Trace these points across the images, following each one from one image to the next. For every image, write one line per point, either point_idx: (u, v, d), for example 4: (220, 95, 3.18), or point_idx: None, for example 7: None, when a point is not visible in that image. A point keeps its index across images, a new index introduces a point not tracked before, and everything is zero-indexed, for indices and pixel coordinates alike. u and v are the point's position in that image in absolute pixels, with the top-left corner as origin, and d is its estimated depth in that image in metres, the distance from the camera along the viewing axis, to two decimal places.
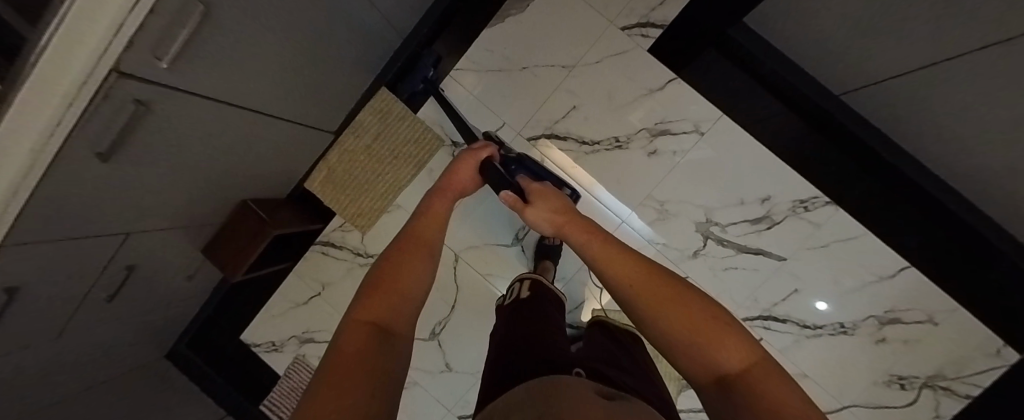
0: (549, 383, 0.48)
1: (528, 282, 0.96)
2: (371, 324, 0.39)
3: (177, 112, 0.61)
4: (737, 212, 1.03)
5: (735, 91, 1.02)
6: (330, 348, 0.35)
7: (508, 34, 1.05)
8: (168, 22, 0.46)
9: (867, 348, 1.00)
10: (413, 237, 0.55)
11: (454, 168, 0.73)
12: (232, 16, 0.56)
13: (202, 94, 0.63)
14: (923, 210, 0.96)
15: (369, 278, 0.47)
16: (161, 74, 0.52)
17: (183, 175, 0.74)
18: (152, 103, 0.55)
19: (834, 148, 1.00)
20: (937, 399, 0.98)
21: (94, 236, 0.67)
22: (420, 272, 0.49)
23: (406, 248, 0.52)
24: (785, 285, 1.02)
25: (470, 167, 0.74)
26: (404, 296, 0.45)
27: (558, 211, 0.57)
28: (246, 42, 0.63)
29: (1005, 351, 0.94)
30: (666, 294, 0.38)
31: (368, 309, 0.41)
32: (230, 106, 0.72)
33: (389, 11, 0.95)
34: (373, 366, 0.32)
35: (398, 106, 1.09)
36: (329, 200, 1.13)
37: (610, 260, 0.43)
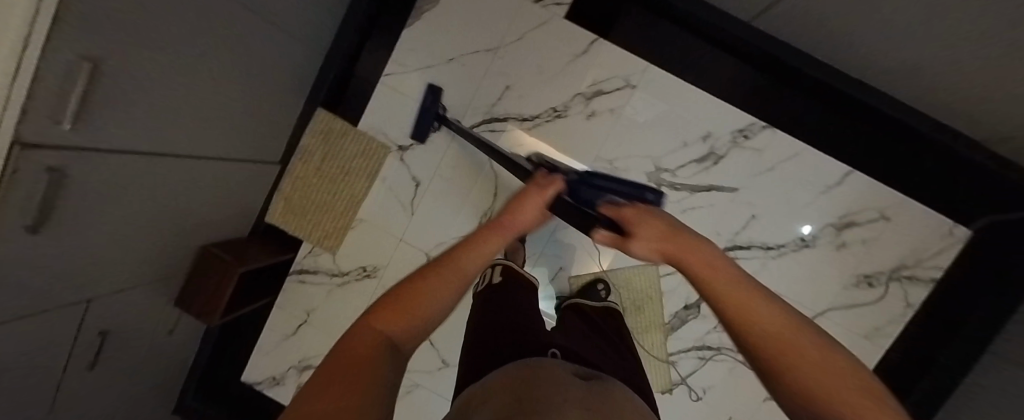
0: (518, 373, 0.50)
1: (499, 267, 0.97)
2: (383, 338, 0.39)
3: (97, 171, 0.61)
4: (682, 154, 1.05)
5: (657, 40, 1.04)
6: (338, 347, 0.37)
7: (427, 30, 1.06)
8: (61, 83, 0.46)
9: (830, 256, 1.04)
10: (450, 254, 0.51)
11: (518, 203, 0.60)
12: (130, 67, 0.57)
13: (109, 149, 0.62)
14: (856, 116, 0.99)
15: (394, 292, 0.45)
16: (65, 136, 0.52)
17: (128, 232, 0.75)
18: (68, 167, 0.55)
19: (761, 73, 1.02)
20: (905, 290, 1.02)
21: (57, 308, 0.68)
22: (446, 296, 0.47)
23: (443, 268, 0.48)
24: (741, 214, 1.05)
25: (537, 201, 0.60)
26: (422, 315, 0.44)
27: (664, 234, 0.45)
28: (148, 87, 0.63)
29: (957, 231, 0.99)
30: (794, 345, 0.31)
31: (384, 317, 0.41)
32: (154, 156, 0.72)
33: (302, 31, 0.95)
34: (371, 379, 0.33)
35: (338, 122, 1.10)
36: (293, 228, 1.15)
37: (732, 295, 0.35)
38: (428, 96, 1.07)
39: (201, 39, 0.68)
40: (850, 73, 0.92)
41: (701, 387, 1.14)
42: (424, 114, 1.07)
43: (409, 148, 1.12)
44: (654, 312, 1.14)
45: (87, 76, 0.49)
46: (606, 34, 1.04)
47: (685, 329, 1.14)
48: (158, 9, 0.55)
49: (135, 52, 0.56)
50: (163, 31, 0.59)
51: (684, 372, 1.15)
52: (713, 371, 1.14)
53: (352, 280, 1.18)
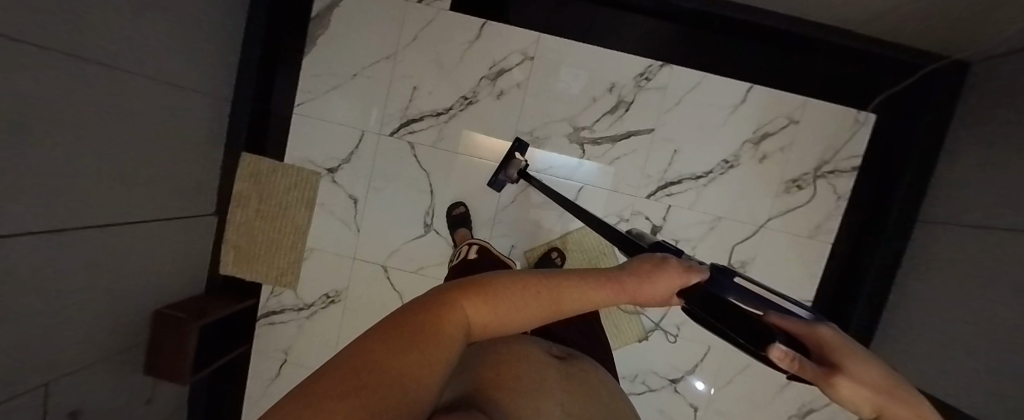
0: (505, 344, 0.52)
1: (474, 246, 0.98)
2: (461, 329, 0.32)
3: (23, 255, 0.63)
4: (594, 109, 1.08)
5: (542, 8, 1.08)
6: (420, 305, 0.32)
7: (325, 53, 1.09)
8: None
9: (756, 169, 1.07)
10: (558, 276, 0.37)
11: (651, 263, 0.39)
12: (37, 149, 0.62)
13: (41, 228, 0.66)
14: (741, 33, 1.04)
15: (495, 280, 0.36)
16: None
17: (73, 308, 0.78)
18: (19, 253, 0.62)
19: (644, 15, 1.06)
20: (831, 183, 1.07)
21: (18, 395, 0.69)
22: (525, 324, 0.35)
23: (539, 293, 0.35)
24: (664, 151, 1.08)
25: (673, 274, 0.38)
26: (503, 323, 0.35)
27: (897, 396, 0.24)
28: (63, 166, 0.68)
29: (862, 116, 1.04)
30: None
31: (466, 305, 0.34)
32: (80, 229, 0.75)
33: (203, 82, 0.99)
34: (433, 365, 0.27)
35: (265, 162, 1.13)
36: (248, 273, 1.17)
37: None
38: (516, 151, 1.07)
39: (97, 109, 0.72)
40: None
41: (674, 326, 1.18)
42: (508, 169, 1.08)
43: (337, 169, 1.14)
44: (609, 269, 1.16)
45: None
46: (503, 17, 1.09)
47: None
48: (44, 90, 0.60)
49: (42, 136, 0.61)
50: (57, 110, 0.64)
51: (656, 317, 1.17)
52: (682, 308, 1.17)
53: (319, 309, 1.20)
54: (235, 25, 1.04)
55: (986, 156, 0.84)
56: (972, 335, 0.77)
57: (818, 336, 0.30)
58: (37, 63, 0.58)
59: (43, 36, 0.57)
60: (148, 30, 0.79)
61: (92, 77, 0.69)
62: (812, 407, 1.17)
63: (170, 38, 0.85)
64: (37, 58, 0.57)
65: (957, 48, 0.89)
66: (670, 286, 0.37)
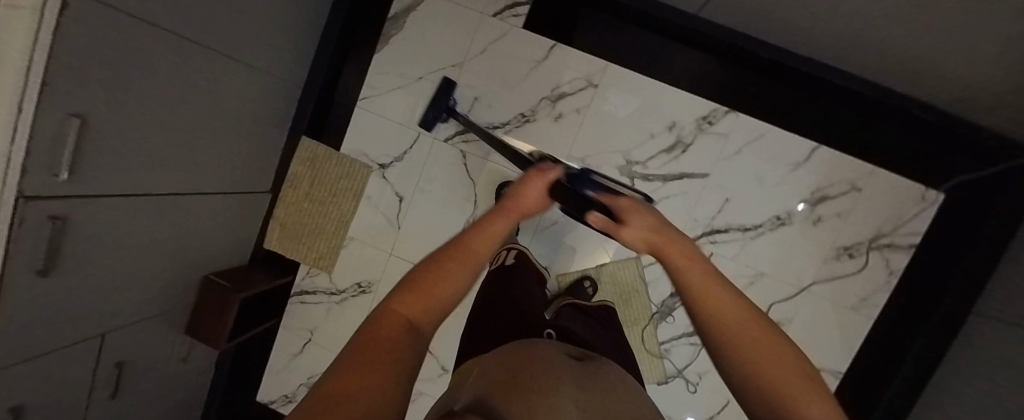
0: (520, 353, 0.53)
1: (512, 252, 1.06)
2: (403, 322, 0.37)
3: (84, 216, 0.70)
4: (650, 145, 1.08)
5: (615, 38, 1.09)
6: (360, 333, 0.34)
7: (396, 53, 1.12)
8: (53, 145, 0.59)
9: (808, 231, 1.04)
10: (454, 247, 0.49)
11: (518, 188, 0.63)
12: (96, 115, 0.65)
13: (93, 194, 0.71)
14: (814, 90, 1.02)
15: (408, 282, 0.43)
16: (65, 188, 0.65)
17: (121, 266, 0.82)
18: (68, 214, 0.67)
19: (718, 58, 1.06)
20: (885, 257, 1.03)
21: (73, 343, 0.78)
22: (458, 286, 0.45)
23: (452, 254, 0.47)
24: (715, 198, 1.06)
25: (536, 187, 0.64)
26: (437, 297, 0.42)
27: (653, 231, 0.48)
28: (127, 134, 0.72)
29: (929, 194, 1.00)
30: (750, 327, 0.34)
31: (404, 302, 0.40)
32: (137, 196, 0.79)
33: (278, 70, 1.03)
34: (394, 354, 0.31)
35: (322, 149, 1.17)
36: (289, 251, 1.22)
37: (699, 287, 0.38)
38: (443, 87, 1.09)
39: (174, 89, 0.77)
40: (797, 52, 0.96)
41: (697, 374, 1.16)
42: (437, 104, 1.10)
43: (389, 165, 1.17)
44: (640, 306, 1.14)
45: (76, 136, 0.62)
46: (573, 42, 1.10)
47: (675, 317, 1.15)
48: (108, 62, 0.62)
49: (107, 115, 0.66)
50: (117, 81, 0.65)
51: (680, 363, 1.16)
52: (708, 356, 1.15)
53: (349, 297, 1.24)
54: (317, 18, 1.08)
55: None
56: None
57: (614, 200, 0.63)
58: (111, 43, 0.61)
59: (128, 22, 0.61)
60: (233, 14, 0.82)
61: (173, 61, 0.74)
62: None
63: (253, 23, 0.89)
64: (120, 43, 0.62)
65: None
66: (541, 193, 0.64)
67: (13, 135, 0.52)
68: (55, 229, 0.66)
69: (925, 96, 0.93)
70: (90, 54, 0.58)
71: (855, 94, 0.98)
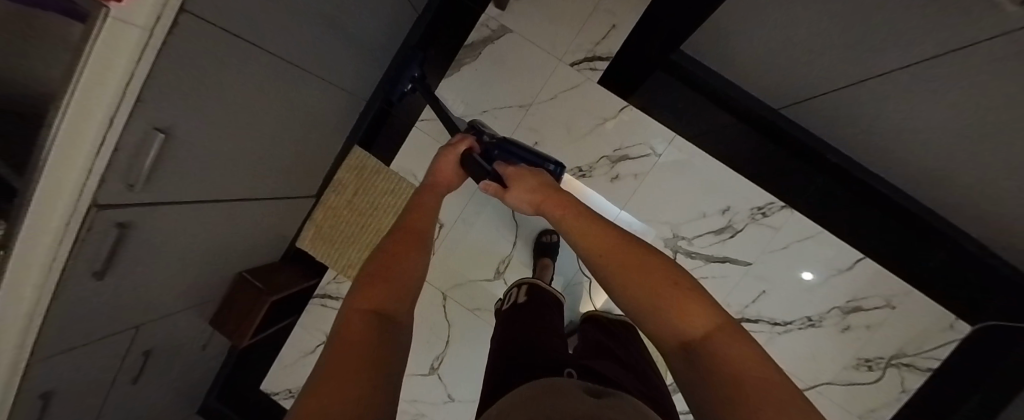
0: (548, 390, 0.48)
1: (524, 287, 0.99)
2: (371, 316, 0.36)
3: (146, 221, 0.68)
4: (701, 224, 1.08)
5: (689, 113, 1.06)
6: (331, 339, 0.33)
7: (467, 81, 1.11)
8: (134, 155, 0.56)
9: (835, 337, 1.07)
10: (396, 233, 0.50)
11: (436, 164, 0.67)
12: (176, 129, 0.62)
13: (157, 201, 0.68)
14: (884, 207, 1.01)
15: (363, 282, 0.41)
16: (135, 196, 0.63)
17: (165, 266, 0.80)
18: (132, 221, 0.65)
19: (787, 153, 1.04)
20: (902, 375, 1.06)
21: (108, 335, 0.77)
22: (413, 266, 0.46)
23: (399, 239, 0.49)
24: (753, 288, 1.08)
25: (451, 160, 0.67)
26: (399, 283, 0.42)
27: (541, 192, 0.52)
28: (206, 145, 0.70)
29: (959, 325, 1.02)
30: (635, 261, 0.35)
31: (366, 296, 0.39)
32: (194, 204, 0.77)
33: (350, 83, 1.01)
34: (381, 359, 0.31)
35: (371, 161, 1.16)
36: (321, 255, 1.21)
37: (579, 232, 0.41)
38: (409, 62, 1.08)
39: (257, 99, 0.75)
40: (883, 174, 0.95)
41: None
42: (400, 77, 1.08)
43: None
44: None
45: (159, 148, 0.59)
46: (652, 110, 1.08)
47: None
48: (197, 79, 0.58)
49: (188, 127, 0.64)
50: (200, 95, 0.62)
51: None
52: None
53: None
54: (396, 34, 1.07)
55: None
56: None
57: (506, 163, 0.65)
58: (213, 58, 0.59)
59: (232, 31, 0.59)
60: (320, 28, 0.79)
61: (264, 74, 0.72)
62: None
63: (338, 37, 0.86)
64: (220, 56, 0.60)
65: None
66: (453, 169, 0.67)
67: (97, 155, 0.49)
68: (120, 236, 0.64)
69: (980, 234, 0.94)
70: (189, 69, 0.55)
71: (918, 221, 0.98)
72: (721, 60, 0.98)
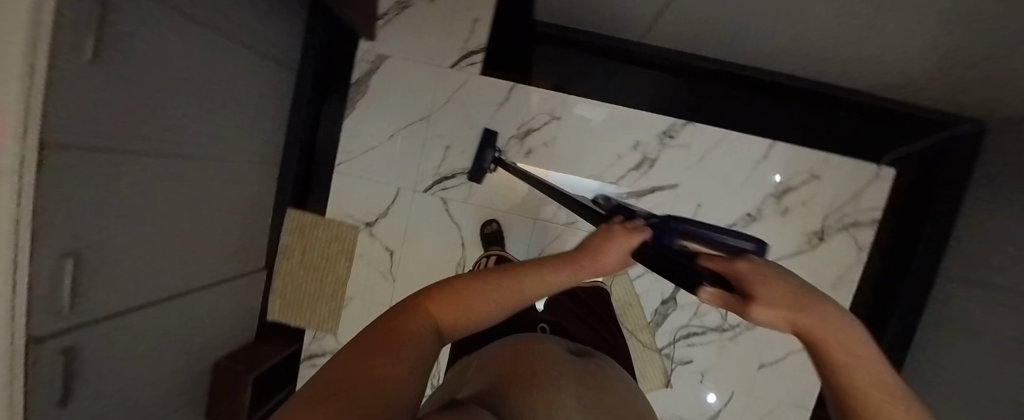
0: (523, 351, 0.52)
1: (495, 256, 1.02)
2: (430, 330, 0.35)
3: (96, 339, 0.70)
4: (620, 166, 1.13)
5: (587, 74, 1.19)
6: (386, 319, 0.34)
7: (364, 116, 1.17)
8: (52, 278, 0.59)
9: (779, 222, 1.11)
10: (515, 267, 0.44)
11: (598, 239, 0.48)
12: (86, 248, 0.66)
13: (103, 317, 0.72)
14: (752, 88, 1.14)
15: (447, 284, 0.40)
16: (70, 319, 0.65)
17: (142, 374, 0.83)
18: (75, 344, 0.66)
19: (664, 75, 1.17)
20: (853, 235, 1.10)
21: None
22: (496, 307, 0.41)
23: (506, 280, 0.42)
24: (688, 205, 1.13)
25: (623, 243, 0.46)
26: (467, 316, 0.39)
27: (800, 308, 0.22)
28: (121, 251, 0.73)
29: (883, 171, 1.07)
30: None
31: (440, 306, 0.38)
32: (143, 308, 0.81)
33: (256, 149, 1.07)
34: (409, 359, 0.30)
35: (308, 217, 1.23)
36: (293, 319, 1.26)
37: None
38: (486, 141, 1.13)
39: (156, 194, 0.79)
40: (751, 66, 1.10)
41: (697, 373, 1.22)
42: (482, 157, 1.14)
43: (375, 223, 1.22)
44: (639, 318, 1.20)
45: (72, 266, 0.63)
46: (562, 85, 1.20)
47: (668, 322, 1.21)
48: (87, 194, 0.63)
49: (96, 241, 0.67)
50: (96, 207, 0.66)
51: (676, 361, 1.22)
52: (704, 354, 1.21)
53: None
54: (284, 95, 1.13)
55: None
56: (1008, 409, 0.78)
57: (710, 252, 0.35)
58: (90, 171, 0.62)
59: (90, 146, 0.62)
60: (201, 111, 0.85)
61: (157, 169, 0.77)
62: None
63: (220, 114, 0.91)
64: (100, 165, 0.64)
65: (999, 105, 0.90)
66: (620, 255, 0.46)
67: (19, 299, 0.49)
68: (70, 363, 0.64)
69: (847, 80, 1.05)
70: (69, 188, 0.59)
71: (804, 92, 1.12)
72: (568, 23, 1.12)
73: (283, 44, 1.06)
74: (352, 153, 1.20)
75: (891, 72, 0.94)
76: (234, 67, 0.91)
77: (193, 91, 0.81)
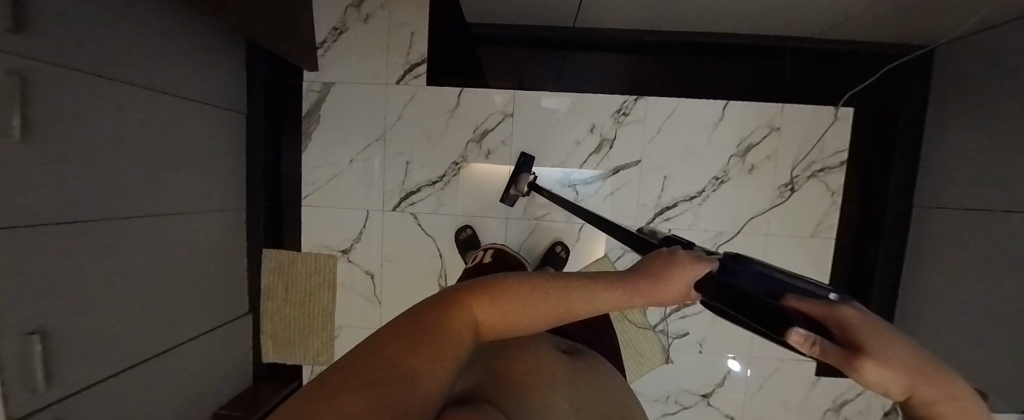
0: (524, 342, 0.52)
1: (490, 251, 1.02)
2: (469, 331, 0.34)
3: (81, 412, 0.71)
4: (580, 151, 1.13)
5: (535, 66, 1.18)
6: (438, 307, 0.35)
7: (322, 146, 1.18)
8: (19, 360, 0.60)
9: (747, 181, 1.10)
10: (577, 278, 0.37)
11: (663, 260, 0.36)
12: (55, 324, 0.67)
13: (89, 384, 0.73)
14: (699, 52, 1.14)
15: (504, 280, 0.38)
16: (49, 395, 0.66)
17: None
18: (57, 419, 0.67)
19: (610, 54, 1.16)
20: (823, 181, 1.09)
21: None
22: (539, 322, 0.36)
23: (557, 296, 0.35)
24: (655, 178, 1.12)
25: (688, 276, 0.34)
26: (509, 324, 0.36)
27: (924, 376, 0.17)
28: (94, 321, 0.74)
29: (841, 113, 1.07)
30: None
31: (485, 309, 0.36)
32: (130, 368, 0.82)
33: (215, 197, 1.08)
34: (442, 362, 0.31)
35: (284, 254, 1.24)
36: (287, 357, 1.27)
37: None
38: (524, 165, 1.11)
39: (120, 259, 0.79)
40: (693, 30, 1.09)
41: (696, 344, 1.21)
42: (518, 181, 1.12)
43: (351, 249, 1.23)
44: None
45: (41, 343, 0.64)
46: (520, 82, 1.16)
47: None
48: (44, 272, 0.64)
49: (63, 316, 0.68)
50: (59, 280, 0.67)
51: (673, 336, 1.22)
52: (699, 323, 1.21)
53: None
54: (237, 139, 1.14)
55: (995, 137, 0.83)
56: (1000, 324, 0.77)
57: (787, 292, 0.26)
58: (43, 249, 0.64)
59: (40, 222, 0.63)
60: (151, 171, 0.86)
61: (115, 235, 0.78)
62: (847, 398, 1.20)
63: (173, 169, 0.92)
64: (53, 242, 0.65)
65: (934, 25, 0.90)
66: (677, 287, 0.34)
67: None
68: None
69: (787, 29, 1.04)
70: (21, 270, 0.60)
71: (751, 47, 1.12)
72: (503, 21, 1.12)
73: (227, 90, 1.08)
74: (316, 184, 1.20)
75: (828, 14, 0.93)
76: (179, 120, 0.92)
77: (138, 153, 0.82)
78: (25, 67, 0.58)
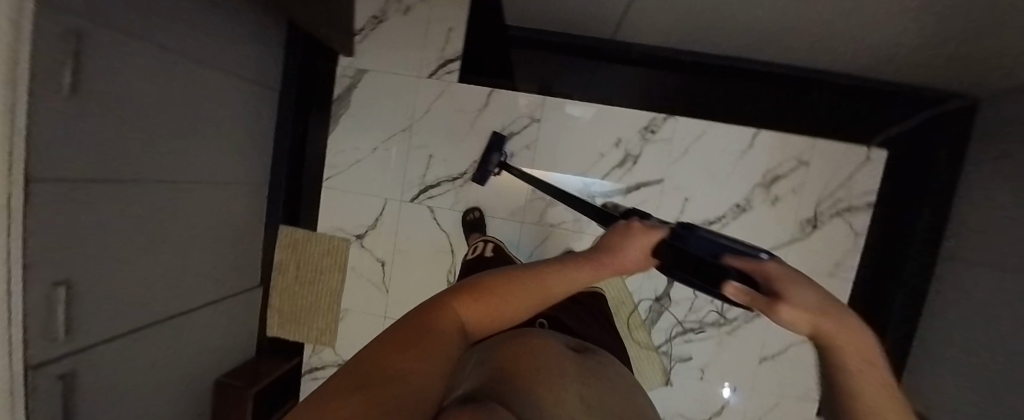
0: (523, 339, 0.50)
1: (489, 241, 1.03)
2: (457, 328, 0.33)
3: (95, 366, 0.72)
4: (603, 163, 1.13)
5: (565, 74, 1.18)
6: (416, 313, 0.33)
7: (348, 131, 1.20)
8: (45, 309, 0.61)
9: (769, 212, 1.09)
10: (544, 263, 0.39)
11: (614, 238, 0.42)
12: (77, 276, 0.67)
13: (104, 340, 0.74)
14: (734, 77, 1.12)
15: (478, 279, 0.38)
16: (67, 345, 0.66)
17: (147, 394, 0.86)
18: (74, 369, 0.67)
19: (643, 70, 1.15)
20: (847, 221, 1.07)
21: None
22: (523, 308, 0.37)
23: (529, 277, 0.37)
24: (676, 198, 1.11)
25: (640, 241, 0.41)
26: (495, 316, 0.36)
27: (823, 314, 0.23)
28: (111, 277, 0.75)
29: (874, 154, 1.04)
30: None
31: (466, 304, 0.35)
32: (145, 328, 0.84)
33: (241, 170, 1.10)
34: (436, 356, 0.29)
35: (299, 232, 1.27)
36: (292, 333, 1.29)
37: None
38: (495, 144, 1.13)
39: (142, 220, 0.80)
40: (731, 54, 1.07)
41: (698, 368, 1.20)
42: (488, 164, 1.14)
43: (365, 234, 1.24)
44: (633, 315, 1.19)
45: (65, 294, 0.64)
46: (547, 86, 1.18)
47: (664, 319, 1.19)
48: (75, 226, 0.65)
49: (86, 271, 0.69)
50: (87, 235, 0.68)
51: (675, 358, 1.21)
52: (704, 348, 1.19)
53: None
54: (267, 115, 1.16)
55: None
56: None
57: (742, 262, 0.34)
58: (75, 205, 0.65)
59: (77, 178, 0.64)
60: (184, 139, 0.87)
61: (141, 197, 0.79)
62: None
63: (203, 139, 0.93)
64: (84, 198, 0.66)
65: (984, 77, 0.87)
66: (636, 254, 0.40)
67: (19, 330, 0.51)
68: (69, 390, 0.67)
69: (826, 65, 1.03)
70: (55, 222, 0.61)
71: (786, 78, 1.10)
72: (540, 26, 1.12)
73: (263, 67, 1.10)
74: (338, 167, 1.22)
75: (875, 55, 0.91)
76: (216, 91, 0.94)
77: (173, 119, 0.83)
78: (82, 29, 0.59)
